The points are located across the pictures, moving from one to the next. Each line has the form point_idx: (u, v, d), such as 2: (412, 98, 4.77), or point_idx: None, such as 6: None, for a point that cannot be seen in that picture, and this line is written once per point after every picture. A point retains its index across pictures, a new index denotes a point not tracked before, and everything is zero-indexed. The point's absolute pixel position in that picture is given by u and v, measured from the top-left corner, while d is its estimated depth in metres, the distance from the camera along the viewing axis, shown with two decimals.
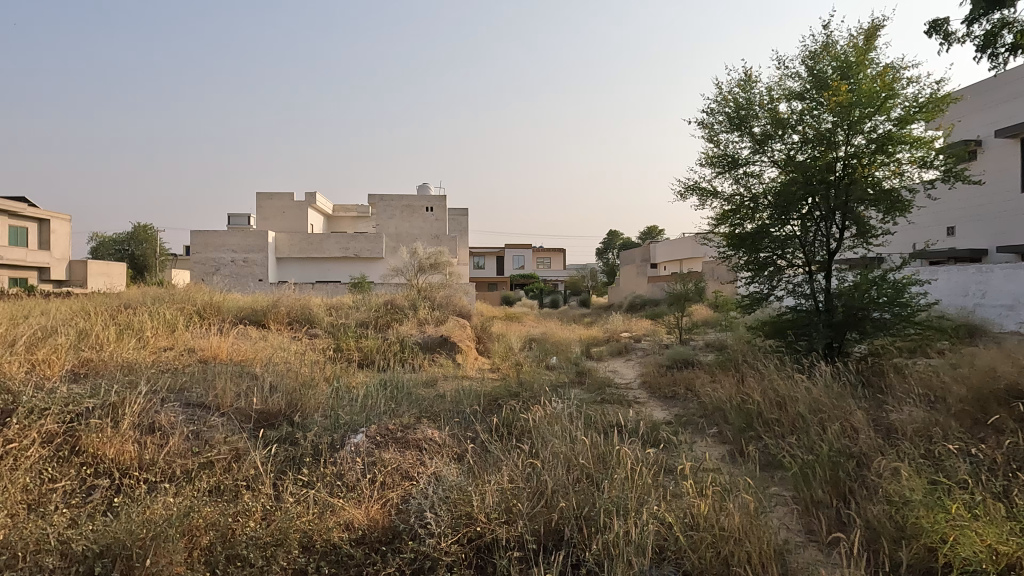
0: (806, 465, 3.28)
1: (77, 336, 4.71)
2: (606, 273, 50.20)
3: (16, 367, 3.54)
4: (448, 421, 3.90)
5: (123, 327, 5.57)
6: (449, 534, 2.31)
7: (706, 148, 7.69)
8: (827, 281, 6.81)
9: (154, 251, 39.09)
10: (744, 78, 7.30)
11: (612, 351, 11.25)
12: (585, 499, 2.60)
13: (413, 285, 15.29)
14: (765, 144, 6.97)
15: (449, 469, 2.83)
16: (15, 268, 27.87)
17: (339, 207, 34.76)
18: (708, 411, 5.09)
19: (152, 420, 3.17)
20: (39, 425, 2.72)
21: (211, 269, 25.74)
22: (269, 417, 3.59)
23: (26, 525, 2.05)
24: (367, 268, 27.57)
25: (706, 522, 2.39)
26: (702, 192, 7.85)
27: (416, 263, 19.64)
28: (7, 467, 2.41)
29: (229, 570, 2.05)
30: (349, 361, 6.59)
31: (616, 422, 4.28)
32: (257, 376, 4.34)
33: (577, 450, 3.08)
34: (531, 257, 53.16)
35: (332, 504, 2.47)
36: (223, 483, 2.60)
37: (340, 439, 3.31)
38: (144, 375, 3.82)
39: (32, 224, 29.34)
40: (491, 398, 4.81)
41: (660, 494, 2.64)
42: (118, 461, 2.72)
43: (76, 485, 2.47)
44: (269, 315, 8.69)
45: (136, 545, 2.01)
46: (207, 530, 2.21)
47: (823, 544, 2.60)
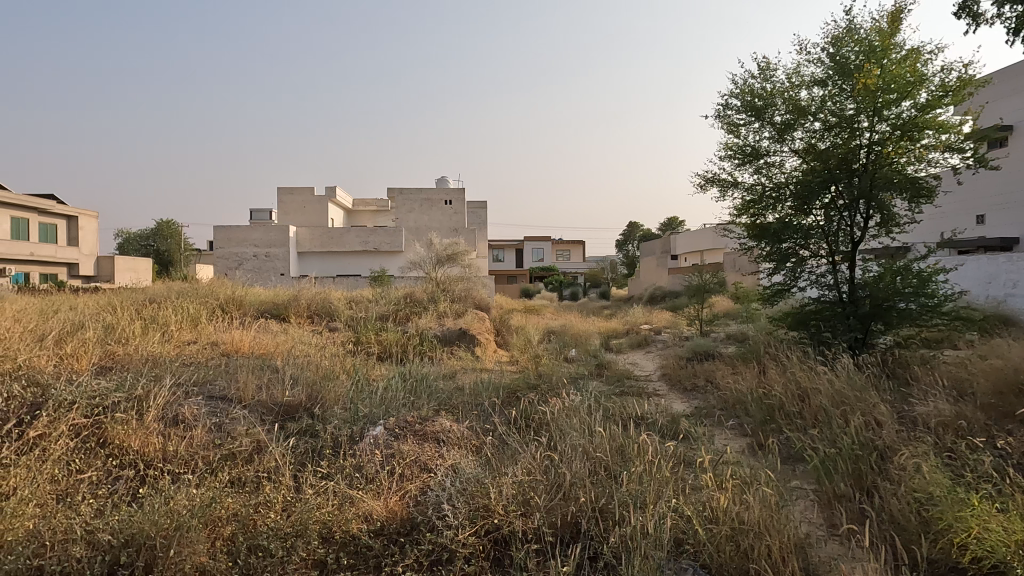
0: (827, 458, 3.25)
1: (102, 330, 4.82)
2: (626, 266, 49.86)
3: (45, 361, 3.63)
4: (468, 414, 3.93)
5: (147, 322, 5.67)
6: (465, 526, 2.32)
7: (726, 139, 7.62)
8: (850, 271, 6.69)
9: (179, 247, 39.79)
10: (763, 67, 7.19)
11: (631, 344, 11.20)
12: (602, 492, 2.60)
13: (433, 279, 15.40)
14: (786, 133, 6.88)
15: (467, 462, 2.85)
16: (45, 265, 28.61)
17: (359, 201, 35.18)
18: (727, 403, 5.07)
19: (176, 412, 3.22)
20: (68, 418, 2.78)
21: (233, 263, 25.87)
22: (290, 409, 3.64)
23: (55, 516, 2.12)
24: (387, 261, 27.81)
25: (725, 516, 2.37)
26: (722, 183, 7.77)
27: (433, 257, 19.69)
28: (36, 457, 2.49)
29: (251, 562, 2.07)
30: (369, 354, 6.68)
31: (636, 414, 4.27)
32: (279, 369, 4.40)
33: (595, 443, 3.07)
34: (549, 248, 52.80)
35: (350, 496, 2.49)
36: (245, 475, 2.64)
37: (360, 432, 3.34)
38: (168, 368, 3.89)
39: (62, 222, 30.07)
40: (510, 391, 4.82)
41: (678, 487, 2.63)
42: (143, 453, 2.78)
43: (102, 476, 2.53)
44: (290, 309, 8.77)
45: (160, 536, 2.05)
46: (229, 521, 2.25)
47: (845, 537, 2.56)
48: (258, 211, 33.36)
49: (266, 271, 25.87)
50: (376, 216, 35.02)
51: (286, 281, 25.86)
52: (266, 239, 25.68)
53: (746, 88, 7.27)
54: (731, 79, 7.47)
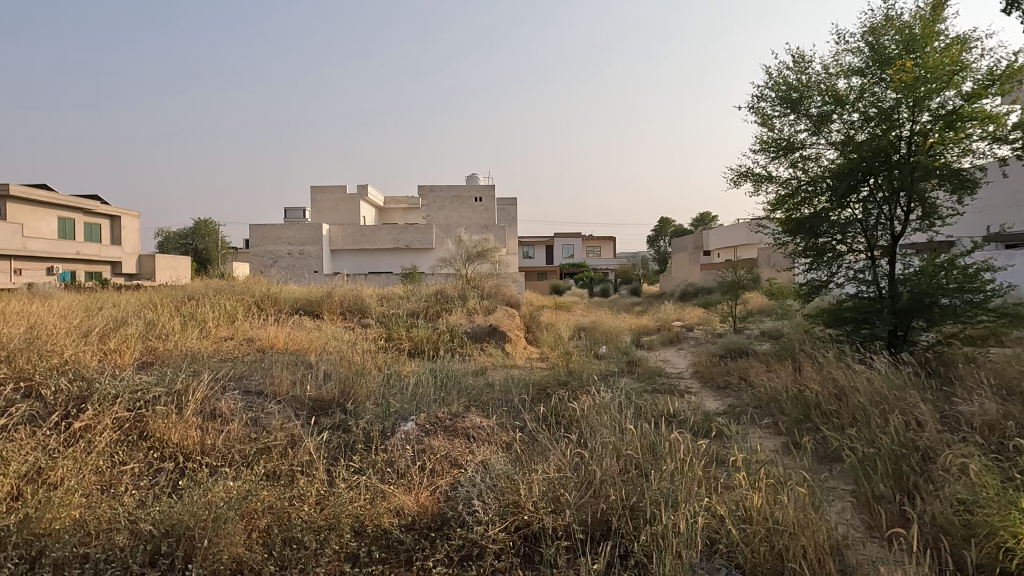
0: (866, 458, 3.16)
1: (144, 327, 4.96)
2: (658, 262, 49.37)
3: (91, 356, 3.76)
4: (497, 410, 3.94)
5: (186, 318, 5.82)
6: (496, 522, 2.33)
7: (760, 133, 7.48)
8: (890, 266, 6.50)
9: (217, 246, 40.75)
10: (799, 59, 7.03)
11: (663, 341, 11.08)
12: (633, 490, 2.58)
13: (464, 275, 15.48)
14: (822, 125, 6.72)
15: (496, 458, 2.86)
16: (90, 263, 29.60)
17: (391, 199, 35.54)
18: (761, 402, 4.97)
19: (214, 406, 3.30)
20: (111, 412, 2.87)
21: (268, 261, 26.38)
22: (323, 405, 3.70)
23: (99, 506, 2.20)
24: (418, 259, 28.04)
25: (759, 516, 2.33)
26: (756, 177, 7.63)
27: (463, 253, 19.78)
28: (82, 449, 2.57)
29: (286, 554, 2.11)
30: (400, 350, 6.74)
31: (668, 412, 4.22)
32: (312, 364, 4.47)
33: (626, 441, 3.05)
34: (580, 244, 52.51)
35: (382, 491, 2.53)
36: (280, 468, 2.69)
37: (391, 427, 3.38)
38: (206, 364, 3.98)
39: (106, 222, 31.07)
40: (540, 387, 4.83)
41: (711, 485, 2.59)
42: (182, 446, 2.85)
43: (143, 468, 2.61)
44: (324, 306, 8.92)
45: (199, 527, 2.11)
46: (264, 513, 2.30)
47: (885, 539, 2.49)
48: (292, 209, 33.97)
49: (300, 269, 26.33)
50: (407, 214, 35.32)
51: (320, 278, 26.29)
52: (300, 237, 26.12)
53: (781, 80, 7.12)
54: (765, 71, 7.33)
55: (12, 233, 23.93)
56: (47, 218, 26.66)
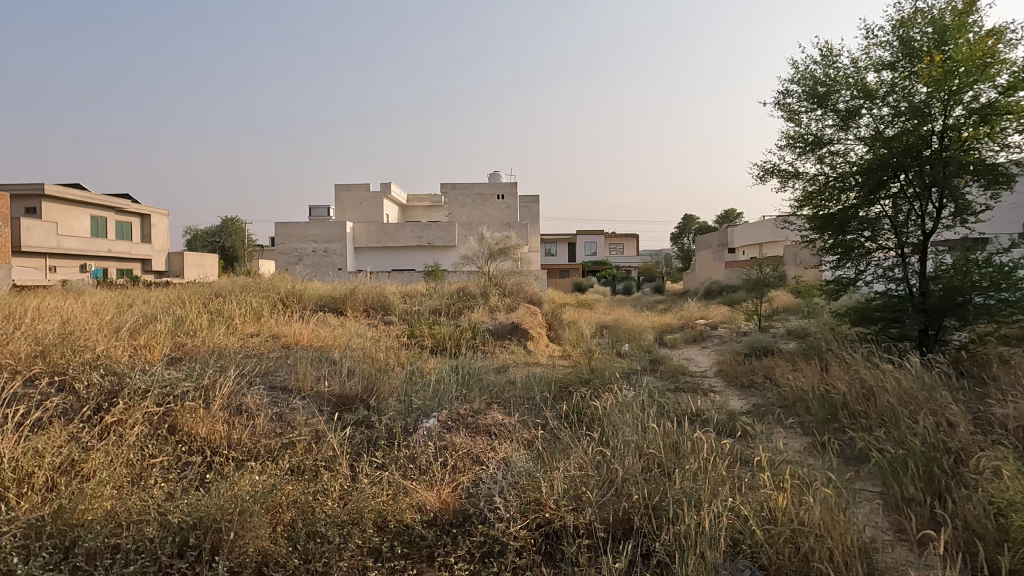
0: (895, 459, 3.10)
1: (173, 323, 5.06)
2: (682, 259, 48.95)
3: (122, 351, 3.85)
4: (519, 407, 3.95)
5: (214, 315, 5.92)
6: (517, 519, 2.33)
7: (786, 128, 7.36)
8: (922, 263, 6.35)
9: (243, 243, 41.42)
10: (826, 52, 6.90)
11: (687, 339, 10.99)
12: (655, 489, 2.55)
13: (486, 273, 15.52)
14: (850, 120, 6.59)
15: (518, 455, 2.86)
16: (122, 261, 30.32)
17: (414, 197, 35.76)
18: (787, 401, 4.91)
19: (240, 401, 3.36)
20: (141, 406, 2.93)
21: (293, 259, 26.73)
22: (347, 401, 3.74)
23: (130, 498, 2.25)
24: (440, 256, 28.18)
25: (784, 517, 2.29)
26: (783, 173, 7.52)
27: (485, 250, 19.82)
28: (113, 442, 2.64)
29: (310, 547, 2.14)
30: (423, 347, 6.78)
31: (691, 411, 4.19)
32: (336, 361, 4.52)
33: (649, 439, 3.03)
34: (603, 242, 52.25)
35: (405, 486, 2.55)
36: (304, 463, 2.73)
37: (413, 424, 3.40)
38: (233, 360, 4.05)
39: (136, 220, 31.76)
40: (562, 385, 4.82)
41: (735, 485, 2.56)
42: (210, 439, 2.91)
43: (172, 461, 2.66)
44: (347, 303, 9.01)
45: (225, 520, 2.14)
46: (289, 507, 2.33)
47: (914, 543, 2.44)
48: (317, 208, 34.38)
49: (324, 266, 26.64)
50: (430, 212, 35.55)
51: (343, 276, 26.56)
52: (324, 234, 26.41)
53: (808, 75, 7.00)
54: (791, 66, 7.21)
55: (46, 231, 24.62)
56: (81, 217, 27.35)
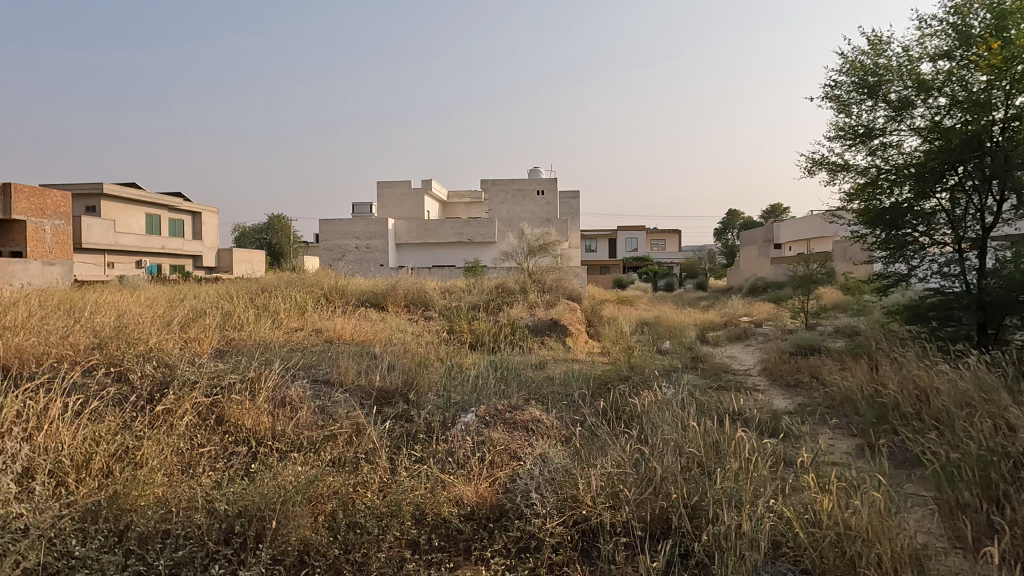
0: (948, 463, 2.97)
1: (221, 317, 5.22)
2: (726, 256, 47.99)
3: (173, 344, 3.99)
4: (557, 404, 3.93)
5: (260, 310, 6.09)
6: (554, 515, 2.33)
7: (835, 120, 7.14)
8: (980, 259, 6.06)
9: (289, 240, 42.44)
10: (876, 41, 6.66)
11: (730, 336, 10.79)
12: (695, 488, 2.51)
13: (525, 269, 15.53)
14: (903, 111, 6.34)
15: (555, 451, 2.85)
16: (175, 257, 31.47)
17: (454, 193, 36.03)
18: (835, 402, 4.77)
19: (284, 394, 3.44)
20: (191, 396, 3.04)
21: (337, 255, 27.29)
22: (387, 395, 3.79)
23: (180, 486, 2.33)
24: (481, 252, 28.31)
25: (830, 520, 2.22)
26: (832, 166, 7.29)
27: (525, 246, 19.83)
28: (164, 431, 2.74)
29: (351, 537, 2.18)
30: (461, 342, 6.83)
31: (733, 410, 4.10)
32: (377, 355, 4.59)
33: (688, 438, 2.98)
34: (644, 237, 51.59)
35: (442, 480, 2.57)
36: (345, 455, 2.78)
37: (452, 418, 3.43)
38: (277, 353, 4.16)
39: (188, 218, 32.88)
40: (600, 382, 4.79)
41: (777, 486, 2.50)
42: (255, 431, 2.99)
43: (219, 451, 2.74)
44: (388, 298, 9.14)
45: (269, 508, 2.20)
46: (330, 497, 2.39)
47: (969, 551, 2.34)
48: (360, 205, 34.98)
49: (367, 262, 27.09)
50: (470, 208, 35.86)
51: (385, 271, 26.96)
52: (367, 231, 26.83)
53: (857, 65, 6.77)
54: (839, 56, 6.99)
55: (105, 229, 25.75)
56: (136, 215, 28.50)
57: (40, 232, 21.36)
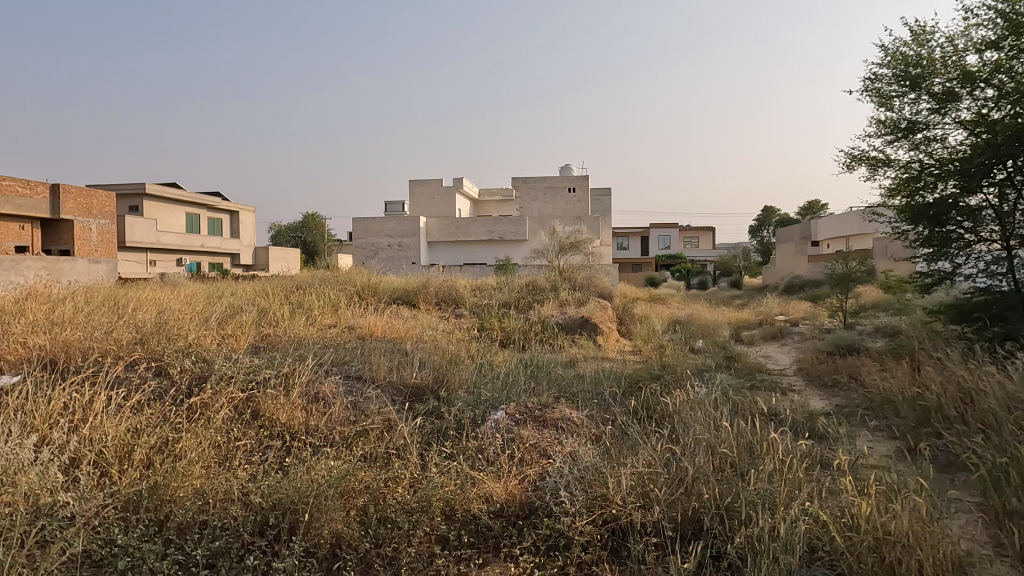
0: (994, 468, 2.86)
1: (258, 314, 5.34)
2: (761, 253, 47.13)
3: (211, 339, 4.10)
4: (587, 402, 3.92)
5: (295, 307, 6.21)
6: (583, 514, 2.32)
7: (876, 113, 6.94)
8: None
9: (324, 239, 43.14)
10: (919, 31, 6.44)
11: (765, 335, 10.59)
12: (728, 489, 2.47)
13: (557, 266, 15.50)
14: (947, 104, 6.12)
15: (585, 450, 2.84)
16: (214, 255, 32.28)
17: (486, 191, 36.14)
18: (874, 403, 4.64)
19: (318, 389, 3.50)
20: (227, 391, 3.11)
21: (370, 253, 27.63)
22: (418, 391, 3.83)
23: (217, 478, 2.39)
24: (512, 250, 28.34)
25: (868, 524, 2.17)
26: (872, 161, 7.09)
27: (556, 244, 19.79)
28: (202, 424, 2.81)
29: (382, 532, 2.21)
30: (492, 340, 6.86)
31: (768, 411, 4.03)
32: (408, 352, 4.64)
33: (721, 438, 2.94)
34: (676, 235, 50.95)
35: (472, 477, 2.58)
36: (376, 451, 2.82)
37: (482, 416, 3.44)
38: (311, 350, 4.23)
39: (227, 217, 33.67)
40: (632, 380, 4.75)
41: (813, 489, 2.45)
42: (289, 425, 3.05)
43: (255, 444, 2.81)
44: (420, 296, 9.23)
45: (302, 502, 2.24)
46: (361, 492, 2.42)
47: (1016, 560, 2.25)
48: (393, 203, 35.37)
49: (399, 260, 27.37)
50: (501, 206, 35.94)
51: (417, 269, 27.19)
52: (400, 229, 27.11)
53: (899, 56, 6.57)
54: (880, 47, 6.79)
55: (147, 228, 26.56)
56: (178, 214, 29.31)
57: (87, 232, 22.16)
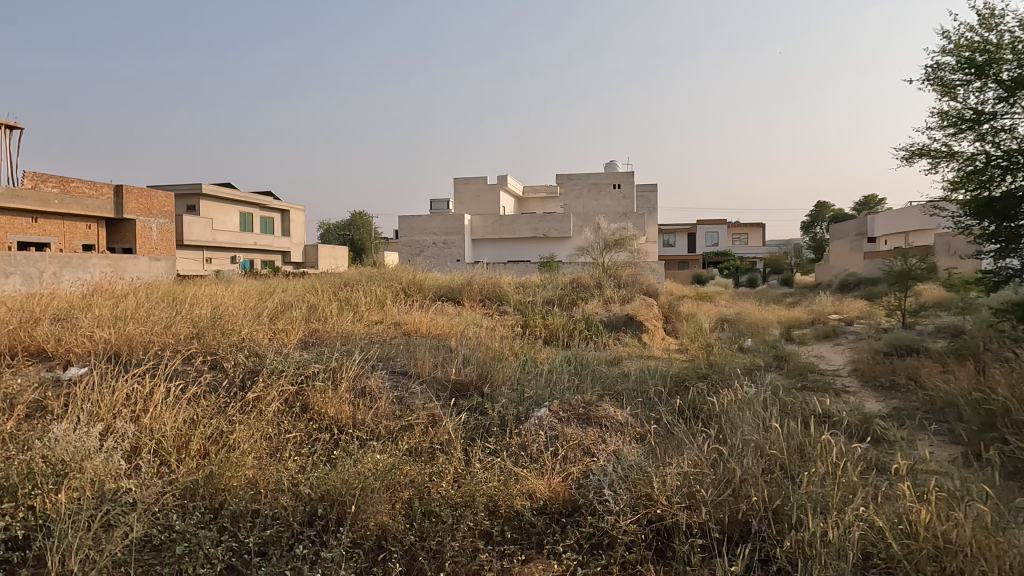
0: None
1: (307, 310, 5.48)
2: (814, 250, 45.67)
3: (263, 335, 4.22)
4: (632, 401, 3.87)
5: (343, 303, 6.35)
6: (627, 513, 2.30)
7: (937, 104, 6.64)
8: None
9: (371, 236, 43.93)
10: (986, 16, 6.12)
11: (818, 334, 10.26)
12: (777, 492, 2.41)
13: (602, 263, 15.39)
14: (1016, 92, 5.80)
15: (629, 448, 2.81)
16: (266, 253, 33.27)
17: (530, 189, 36.14)
18: (935, 406, 4.44)
19: (364, 384, 3.57)
20: (278, 384, 3.20)
21: (416, 250, 27.98)
22: (462, 387, 3.86)
23: (268, 469, 2.46)
24: (556, 247, 28.26)
25: (927, 532, 2.07)
26: (934, 153, 6.78)
27: (601, 241, 19.63)
28: (255, 417, 2.90)
29: (426, 525, 2.23)
30: (536, 337, 6.86)
31: (820, 413, 3.90)
32: (453, 349, 4.68)
33: (771, 439, 2.86)
34: (725, 231, 49.75)
35: (516, 473, 2.58)
36: (421, 446, 2.85)
37: (526, 413, 3.44)
38: (359, 345, 4.32)
39: (278, 216, 34.65)
40: (677, 379, 4.68)
41: (869, 494, 2.36)
42: (337, 419, 3.11)
43: (304, 437, 2.88)
44: (464, 293, 9.30)
45: (349, 494, 2.29)
46: (406, 486, 2.45)
47: None
48: (438, 201, 35.73)
49: (444, 257, 27.64)
50: (546, 203, 35.89)
51: (462, 266, 27.40)
52: (445, 227, 27.36)
53: (963, 43, 6.26)
54: (943, 34, 6.49)
55: (204, 226, 27.56)
56: (232, 214, 30.32)
57: (148, 231, 23.16)
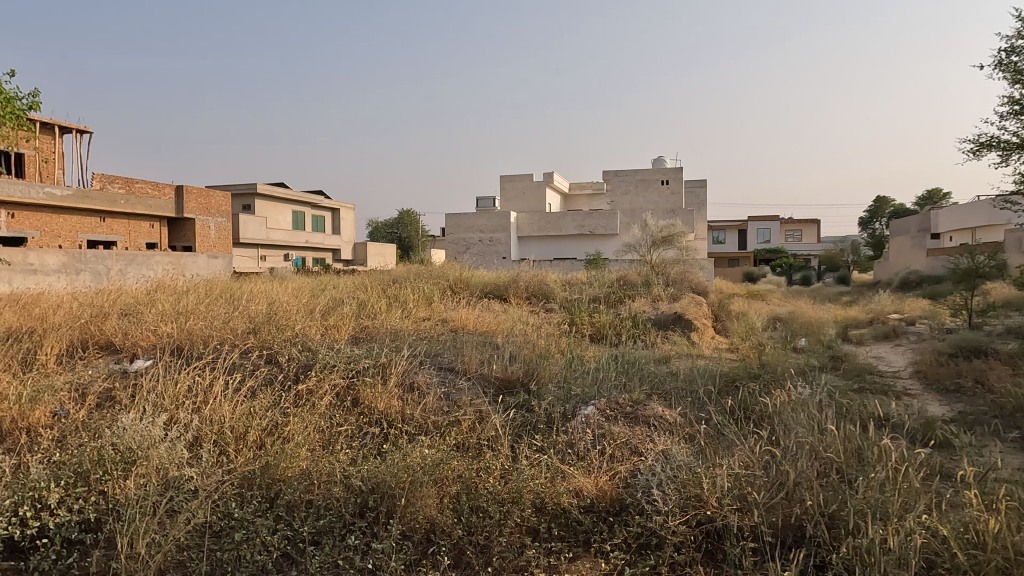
0: None
1: (357, 306, 5.60)
2: (873, 247, 43.93)
3: (315, 330, 4.34)
4: (681, 400, 3.81)
5: (391, 300, 6.45)
6: (676, 514, 2.27)
7: (1010, 93, 6.29)
8: None
9: (418, 234, 44.51)
10: None
11: (877, 335, 9.87)
12: (834, 496, 2.33)
13: (649, 261, 15.19)
14: None
15: (678, 448, 2.77)
16: (318, 251, 34.13)
17: (576, 186, 35.94)
18: (1005, 411, 4.21)
19: (412, 380, 3.62)
20: (330, 379, 3.28)
21: (462, 248, 28.21)
22: (508, 384, 3.87)
23: (321, 460, 2.53)
24: (602, 244, 28.04)
25: (996, 543, 1.97)
26: (1005, 145, 6.42)
27: (649, 238, 19.36)
28: (308, 410, 2.98)
29: (473, 520, 2.26)
30: (582, 335, 6.83)
31: (880, 416, 3.75)
32: (499, 345, 4.70)
33: (827, 442, 2.77)
34: (777, 228, 48.37)
35: (562, 470, 2.58)
36: (468, 442, 2.88)
37: (572, 411, 3.43)
38: (407, 341, 4.39)
39: (329, 214, 35.48)
40: (728, 379, 4.58)
41: (932, 501, 2.26)
42: (386, 413, 3.17)
43: (355, 430, 2.95)
44: (510, 290, 9.32)
45: (398, 487, 2.32)
46: (454, 480, 2.47)
47: None
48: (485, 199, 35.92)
49: (490, 255, 27.78)
50: (592, 200, 35.62)
51: (507, 264, 27.49)
52: (490, 224, 27.49)
53: None
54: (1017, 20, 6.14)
55: (258, 225, 28.45)
56: (285, 213, 31.21)
57: (206, 230, 24.08)
